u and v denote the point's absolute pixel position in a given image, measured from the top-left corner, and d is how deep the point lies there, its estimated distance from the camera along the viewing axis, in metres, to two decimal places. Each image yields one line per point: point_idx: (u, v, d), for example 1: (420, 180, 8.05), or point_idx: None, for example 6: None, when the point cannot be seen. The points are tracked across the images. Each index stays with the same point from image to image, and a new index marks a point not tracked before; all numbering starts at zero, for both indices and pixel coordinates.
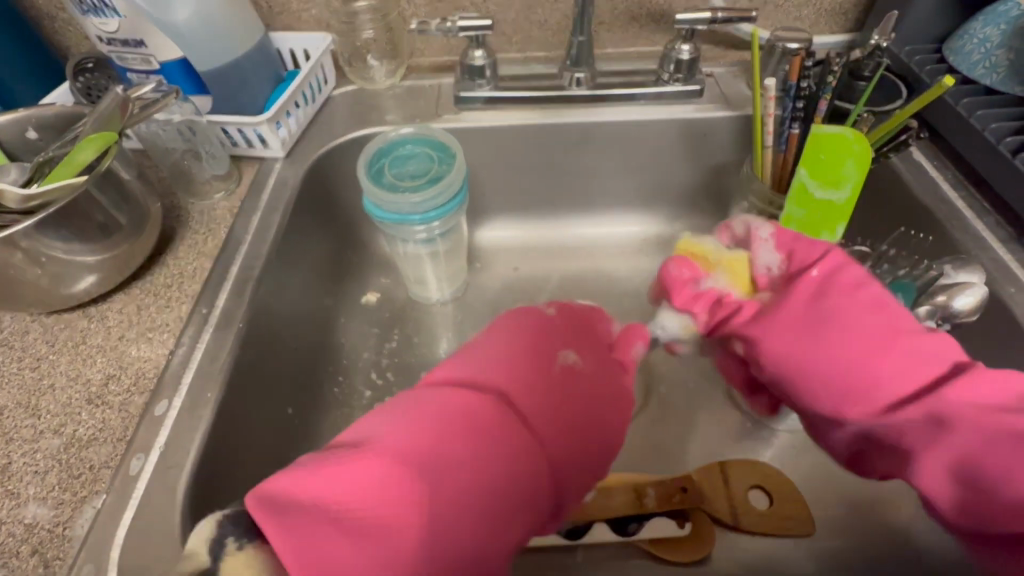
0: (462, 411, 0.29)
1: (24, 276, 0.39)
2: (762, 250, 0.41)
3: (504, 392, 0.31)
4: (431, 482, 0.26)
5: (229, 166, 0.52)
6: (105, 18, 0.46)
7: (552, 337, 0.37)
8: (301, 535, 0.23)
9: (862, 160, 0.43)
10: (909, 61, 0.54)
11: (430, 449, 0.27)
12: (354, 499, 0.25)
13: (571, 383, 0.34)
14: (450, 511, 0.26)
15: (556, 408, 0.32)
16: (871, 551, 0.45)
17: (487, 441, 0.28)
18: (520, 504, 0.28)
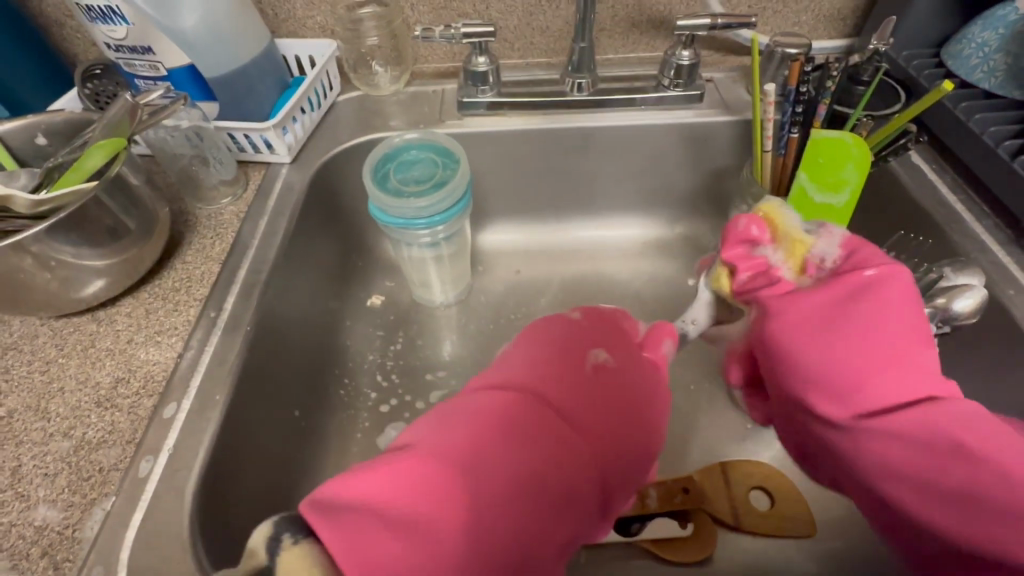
0: (495, 412, 0.29)
1: (34, 280, 0.40)
2: (830, 241, 0.38)
3: (535, 393, 0.32)
4: (477, 482, 0.26)
5: (236, 171, 0.53)
6: (114, 25, 0.47)
7: (582, 339, 0.37)
8: (355, 537, 0.23)
9: (861, 163, 0.43)
10: (907, 66, 0.55)
11: (470, 450, 0.27)
12: (404, 500, 0.24)
13: (606, 383, 0.34)
14: (490, 510, 0.26)
15: (594, 408, 0.32)
16: (874, 551, 0.45)
17: (531, 439, 0.29)
18: (556, 505, 0.28)
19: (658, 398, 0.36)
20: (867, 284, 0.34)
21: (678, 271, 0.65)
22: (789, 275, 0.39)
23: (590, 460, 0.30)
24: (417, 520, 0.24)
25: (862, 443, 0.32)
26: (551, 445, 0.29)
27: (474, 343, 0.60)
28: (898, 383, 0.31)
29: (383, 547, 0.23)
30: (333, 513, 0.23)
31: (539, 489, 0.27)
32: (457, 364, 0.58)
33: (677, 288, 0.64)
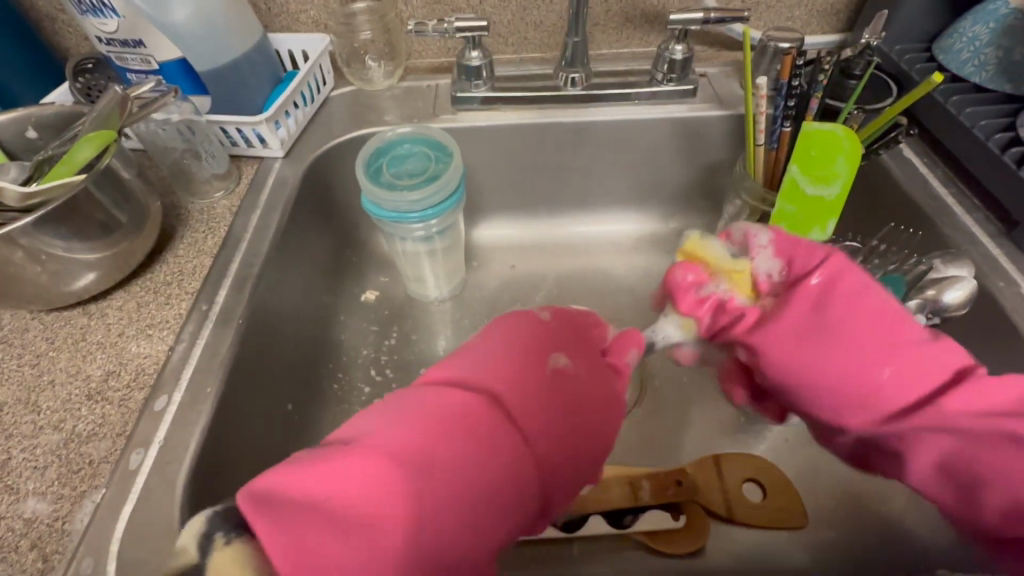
0: (450, 411, 0.29)
1: (24, 273, 0.40)
2: (763, 254, 0.38)
3: (493, 392, 0.31)
4: (420, 481, 0.26)
5: (229, 165, 0.53)
6: (105, 18, 0.47)
7: (541, 341, 0.36)
8: (294, 531, 0.23)
9: (851, 156, 0.44)
10: (898, 61, 0.55)
11: (418, 451, 0.27)
12: (342, 497, 0.24)
13: (564, 387, 0.33)
14: (431, 512, 0.25)
15: (550, 410, 0.31)
16: (866, 542, 0.46)
17: (480, 440, 0.28)
18: (502, 507, 0.28)
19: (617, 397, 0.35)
20: (824, 291, 0.35)
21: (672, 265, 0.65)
22: (745, 302, 0.38)
23: (542, 464, 0.30)
24: (355, 519, 0.24)
25: (896, 438, 0.33)
26: (501, 450, 0.28)
27: (468, 338, 0.60)
28: (898, 377, 0.32)
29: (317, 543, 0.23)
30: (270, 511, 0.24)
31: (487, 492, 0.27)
32: None
33: None
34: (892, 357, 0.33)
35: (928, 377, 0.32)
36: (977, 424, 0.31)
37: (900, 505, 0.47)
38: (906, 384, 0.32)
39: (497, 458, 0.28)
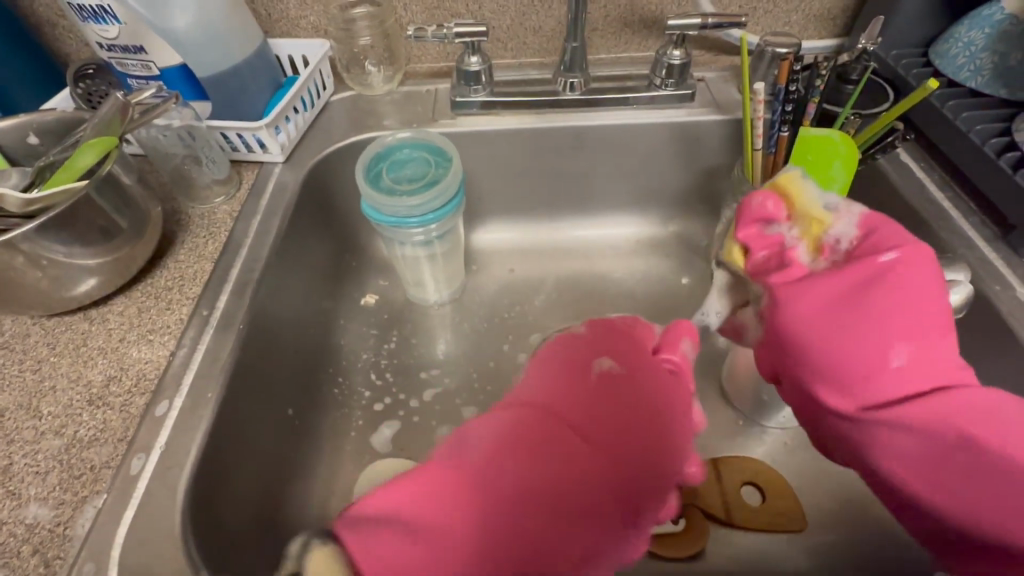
0: (509, 424, 0.29)
1: (25, 279, 0.40)
2: (846, 222, 0.36)
3: (552, 403, 0.31)
4: (487, 493, 0.27)
5: (229, 171, 0.53)
6: (107, 25, 0.47)
7: (594, 346, 0.36)
8: (376, 546, 0.25)
9: (847, 162, 0.44)
10: (895, 65, 0.55)
11: (482, 461, 0.28)
12: (417, 512, 0.26)
13: (619, 389, 0.32)
14: (502, 520, 0.26)
15: (611, 414, 0.31)
16: (865, 545, 0.46)
17: (543, 449, 0.28)
18: (578, 516, 0.27)
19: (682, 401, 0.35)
20: (885, 269, 0.33)
21: (670, 269, 0.66)
22: (806, 257, 0.37)
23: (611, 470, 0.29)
24: (430, 530, 0.25)
25: (872, 433, 0.32)
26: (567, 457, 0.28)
27: (468, 342, 0.60)
28: (913, 375, 0.31)
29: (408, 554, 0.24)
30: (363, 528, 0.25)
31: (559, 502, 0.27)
32: (450, 363, 0.58)
33: (669, 286, 0.65)
34: (917, 354, 0.31)
35: (937, 386, 0.31)
36: (960, 445, 0.30)
37: None
38: (916, 384, 0.31)
39: (561, 466, 0.28)
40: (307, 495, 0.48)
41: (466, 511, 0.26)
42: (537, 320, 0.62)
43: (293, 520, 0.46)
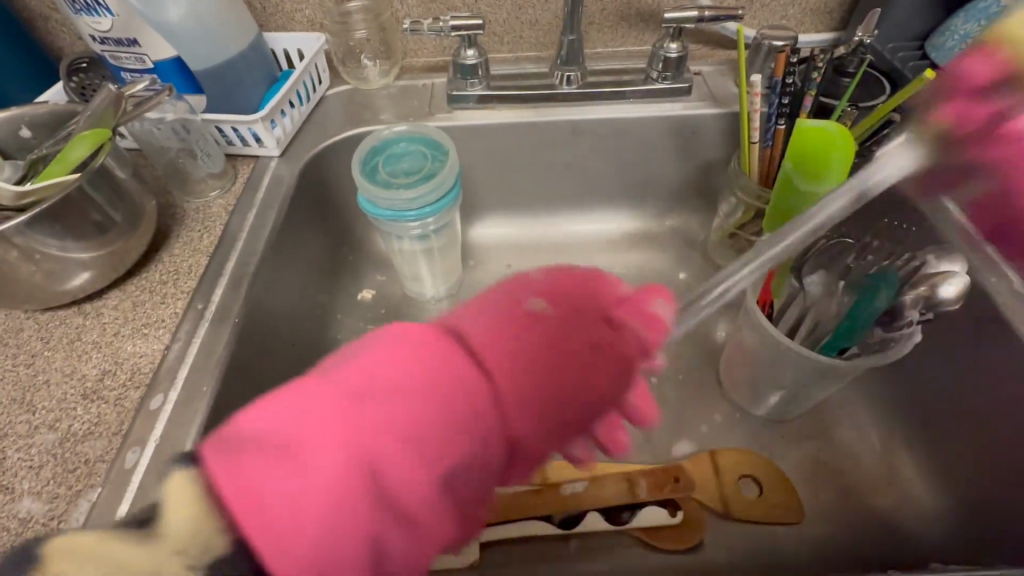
0: (447, 368, 0.24)
1: (18, 272, 0.39)
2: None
3: (506, 356, 0.25)
4: (400, 446, 0.22)
5: (224, 164, 0.53)
6: (99, 17, 0.47)
7: (585, 286, 0.28)
8: (253, 483, 0.19)
9: (846, 152, 0.43)
10: (892, 58, 0.56)
11: (398, 389, 0.23)
12: (312, 453, 0.21)
13: (595, 344, 0.26)
14: (400, 455, 0.22)
15: (573, 377, 0.25)
16: (861, 536, 0.46)
17: (471, 412, 0.24)
18: (484, 479, 0.24)
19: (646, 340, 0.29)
20: None
21: (667, 263, 0.66)
22: None
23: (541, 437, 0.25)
24: (319, 478, 0.20)
25: None
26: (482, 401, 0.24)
27: None
28: None
29: (291, 489, 0.20)
30: (236, 457, 0.20)
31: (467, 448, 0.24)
32: None
33: (666, 280, 0.65)
34: None
35: None
36: None
37: (895, 499, 0.47)
38: None
39: (485, 432, 0.24)
40: None
41: (363, 445, 0.22)
42: None
43: None
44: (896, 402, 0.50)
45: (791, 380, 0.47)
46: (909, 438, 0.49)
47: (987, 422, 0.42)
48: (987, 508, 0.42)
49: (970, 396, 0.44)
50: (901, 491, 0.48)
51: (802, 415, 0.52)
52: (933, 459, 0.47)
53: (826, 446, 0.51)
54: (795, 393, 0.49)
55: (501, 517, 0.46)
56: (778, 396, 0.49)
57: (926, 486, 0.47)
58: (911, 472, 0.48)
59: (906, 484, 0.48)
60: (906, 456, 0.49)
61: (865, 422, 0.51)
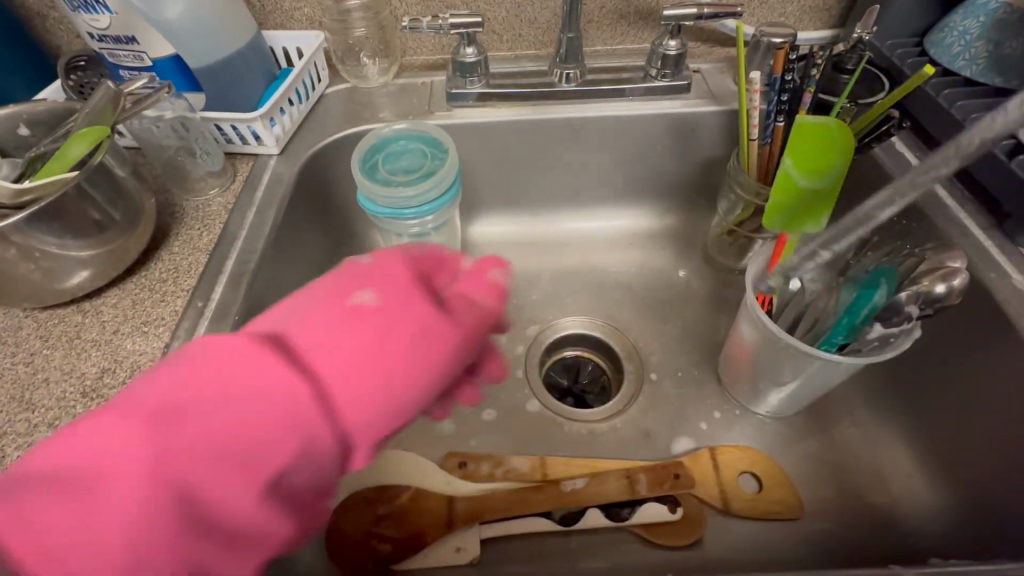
0: (259, 383, 0.26)
1: (17, 271, 0.39)
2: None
3: (325, 361, 0.28)
4: (212, 465, 0.24)
5: (223, 162, 0.53)
6: (97, 15, 0.47)
7: (390, 288, 0.31)
8: (47, 518, 0.22)
9: (845, 149, 0.42)
10: (891, 55, 0.55)
11: (202, 410, 0.25)
12: (118, 482, 0.23)
13: (404, 342, 0.30)
14: (219, 474, 0.25)
15: (389, 375, 0.29)
16: (860, 532, 0.46)
17: (287, 421, 0.26)
18: (309, 476, 0.27)
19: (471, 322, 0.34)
20: None
21: (667, 261, 0.66)
22: None
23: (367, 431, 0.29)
24: (127, 503, 0.23)
25: None
26: (311, 407, 0.26)
27: None
28: None
29: (93, 510, 0.22)
30: (33, 488, 0.22)
31: (300, 448, 0.26)
32: None
33: (666, 278, 0.65)
34: None
35: None
36: None
37: (894, 496, 0.47)
38: None
39: (306, 438, 0.26)
40: None
41: (185, 461, 0.24)
42: (534, 313, 0.62)
43: None
44: (895, 399, 0.50)
45: (792, 377, 0.47)
46: (907, 435, 0.49)
47: (987, 417, 0.43)
48: (986, 504, 0.42)
49: (970, 392, 0.44)
50: (900, 487, 0.48)
51: (802, 412, 0.52)
52: (932, 455, 0.47)
53: (825, 443, 0.51)
54: (796, 390, 0.48)
55: (501, 514, 0.46)
56: (779, 392, 0.49)
57: (925, 482, 0.47)
58: (909, 469, 0.48)
59: (905, 481, 0.48)
60: (905, 452, 0.49)
61: (864, 418, 0.51)
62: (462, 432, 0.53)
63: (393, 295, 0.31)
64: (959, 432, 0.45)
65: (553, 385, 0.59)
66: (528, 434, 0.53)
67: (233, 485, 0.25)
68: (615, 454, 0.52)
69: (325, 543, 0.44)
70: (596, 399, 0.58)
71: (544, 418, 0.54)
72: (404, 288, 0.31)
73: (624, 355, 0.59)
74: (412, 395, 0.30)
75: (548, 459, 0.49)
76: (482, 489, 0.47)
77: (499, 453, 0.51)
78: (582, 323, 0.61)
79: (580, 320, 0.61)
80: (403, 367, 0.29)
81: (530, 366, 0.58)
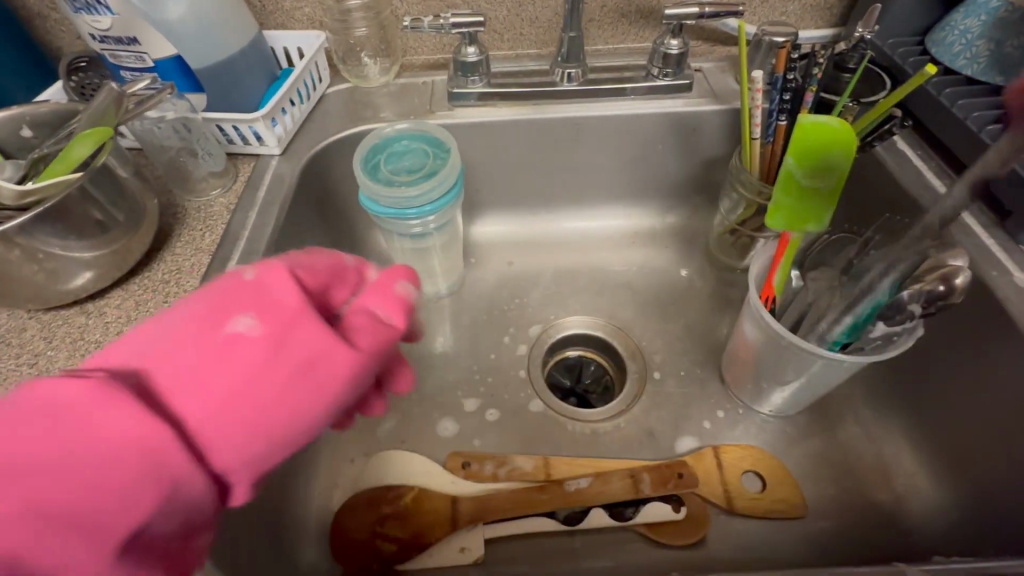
0: (104, 436, 0.22)
1: (21, 272, 0.39)
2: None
3: (193, 404, 0.25)
4: (45, 539, 0.21)
5: (225, 163, 0.53)
6: (99, 15, 0.46)
7: (272, 311, 0.27)
8: None
9: (848, 148, 0.41)
10: (892, 54, 0.55)
11: (31, 473, 0.21)
12: None
13: (290, 375, 0.26)
14: (58, 546, 0.21)
15: (270, 412, 0.26)
16: (863, 531, 0.46)
17: (144, 475, 0.23)
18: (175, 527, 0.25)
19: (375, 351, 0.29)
20: None
21: (669, 260, 0.66)
22: None
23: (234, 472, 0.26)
24: None
25: None
26: (177, 458, 0.24)
27: (467, 334, 0.60)
28: None
29: None
30: None
31: (160, 506, 0.23)
32: (451, 356, 0.58)
33: (668, 277, 0.65)
34: None
35: None
36: None
37: (897, 494, 0.47)
38: None
39: (170, 491, 0.24)
40: (308, 488, 0.48)
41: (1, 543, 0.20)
42: (537, 312, 0.62)
43: (296, 515, 0.46)
44: (898, 397, 0.50)
45: (795, 376, 0.47)
46: (910, 433, 0.49)
47: (989, 414, 0.43)
48: (989, 502, 0.42)
49: (972, 391, 0.44)
50: (903, 486, 0.48)
51: (804, 411, 0.53)
52: (935, 454, 0.47)
53: (828, 442, 0.51)
54: (798, 389, 0.48)
55: (506, 514, 0.46)
56: (782, 391, 0.50)
57: (928, 480, 0.47)
58: (912, 467, 0.48)
59: (908, 479, 0.48)
60: (908, 450, 0.49)
61: (867, 417, 0.51)
62: (466, 432, 0.53)
63: (276, 322, 0.26)
64: (962, 431, 0.45)
65: (555, 385, 0.59)
66: (531, 434, 0.53)
67: (66, 567, 0.21)
68: (618, 453, 0.52)
69: (331, 543, 0.44)
70: (599, 399, 0.59)
71: (547, 418, 0.54)
72: (289, 312, 0.27)
73: (627, 354, 0.59)
74: (299, 433, 0.27)
75: (552, 459, 0.49)
76: (486, 490, 0.48)
77: (503, 453, 0.51)
78: (584, 322, 0.61)
79: (582, 320, 0.61)
80: (283, 406, 0.26)
81: (533, 366, 0.58)
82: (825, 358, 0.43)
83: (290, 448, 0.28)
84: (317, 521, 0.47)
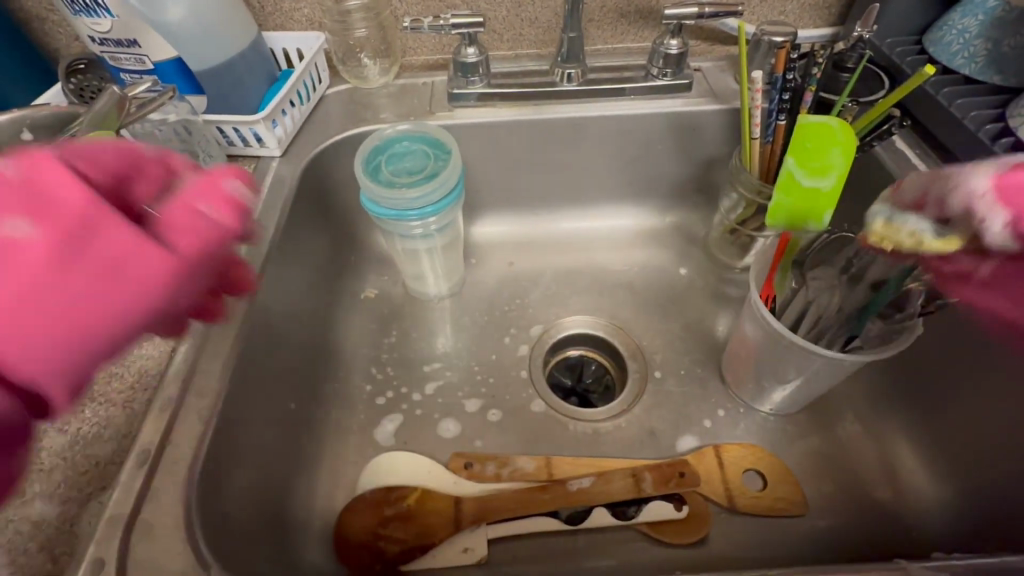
0: None
1: None
2: (954, 207, 0.35)
3: None
4: None
5: (226, 165, 0.53)
6: (99, 18, 0.46)
7: (44, 210, 0.23)
8: None
9: (847, 148, 0.42)
10: (890, 53, 0.55)
11: None
12: None
13: (81, 281, 0.23)
14: None
15: (62, 324, 0.23)
16: (864, 528, 0.47)
17: None
18: None
19: (198, 253, 0.26)
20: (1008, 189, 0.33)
21: (669, 259, 0.66)
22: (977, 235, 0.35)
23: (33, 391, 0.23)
24: None
25: None
26: None
27: (468, 334, 0.60)
28: None
29: None
30: None
31: None
32: (452, 356, 0.59)
33: (668, 276, 0.65)
34: None
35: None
36: None
37: (896, 491, 0.48)
38: None
39: None
40: (312, 489, 0.48)
41: None
42: (537, 312, 0.62)
43: (299, 516, 0.46)
44: (896, 395, 0.50)
45: (795, 375, 0.47)
46: (908, 431, 0.49)
47: (988, 413, 0.43)
48: (988, 499, 0.42)
49: (971, 388, 0.44)
50: (902, 483, 0.48)
51: (804, 409, 0.53)
52: (934, 451, 0.47)
53: (828, 440, 0.51)
54: (799, 388, 0.49)
55: (508, 514, 0.46)
56: (782, 390, 0.50)
57: (928, 478, 0.47)
58: (911, 464, 0.48)
59: (907, 477, 0.48)
60: (907, 448, 0.49)
61: (866, 415, 0.52)
62: (468, 433, 0.53)
63: (56, 225, 0.23)
64: (961, 428, 0.45)
65: (556, 384, 0.59)
66: (533, 434, 0.53)
67: None
68: (620, 452, 0.52)
69: (335, 544, 0.44)
70: (600, 398, 0.58)
71: (549, 418, 0.54)
72: (68, 211, 0.23)
73: (628, 354, 0.59)
74: (118, 344, 0.25)
75: (553, 459, 0.50)
76: (489, 490, 0.48)
77: (505, 453, 0.52)
78: (585, 322, 0.62)
79: (583, 320, 0.62)
80: (88, 304, 0.23)
81: (534, 366, 0.58)
82: (824, 357, 0.43)
83: (109, 357, 0.25)
84: (321, 522, 0.47)
